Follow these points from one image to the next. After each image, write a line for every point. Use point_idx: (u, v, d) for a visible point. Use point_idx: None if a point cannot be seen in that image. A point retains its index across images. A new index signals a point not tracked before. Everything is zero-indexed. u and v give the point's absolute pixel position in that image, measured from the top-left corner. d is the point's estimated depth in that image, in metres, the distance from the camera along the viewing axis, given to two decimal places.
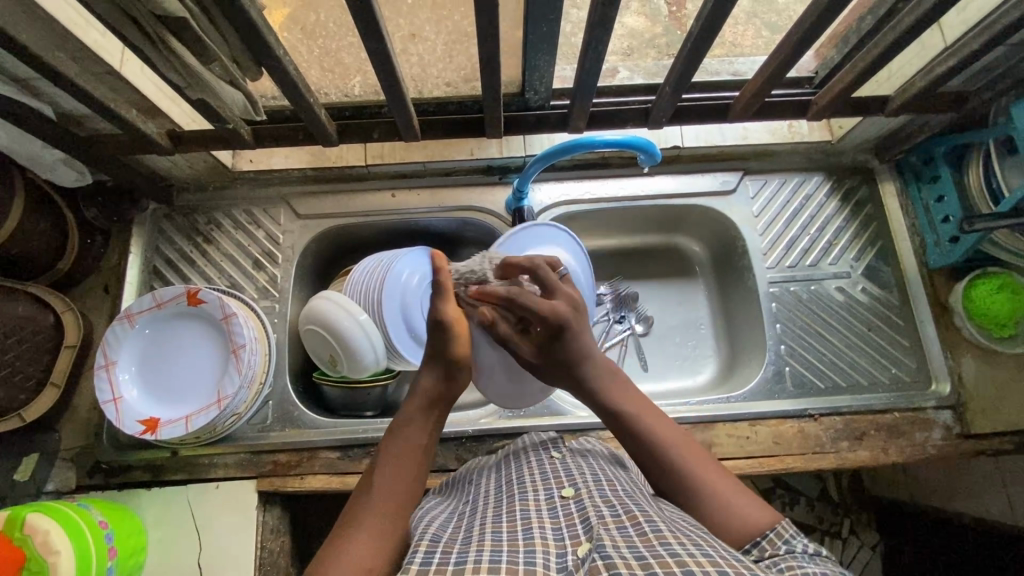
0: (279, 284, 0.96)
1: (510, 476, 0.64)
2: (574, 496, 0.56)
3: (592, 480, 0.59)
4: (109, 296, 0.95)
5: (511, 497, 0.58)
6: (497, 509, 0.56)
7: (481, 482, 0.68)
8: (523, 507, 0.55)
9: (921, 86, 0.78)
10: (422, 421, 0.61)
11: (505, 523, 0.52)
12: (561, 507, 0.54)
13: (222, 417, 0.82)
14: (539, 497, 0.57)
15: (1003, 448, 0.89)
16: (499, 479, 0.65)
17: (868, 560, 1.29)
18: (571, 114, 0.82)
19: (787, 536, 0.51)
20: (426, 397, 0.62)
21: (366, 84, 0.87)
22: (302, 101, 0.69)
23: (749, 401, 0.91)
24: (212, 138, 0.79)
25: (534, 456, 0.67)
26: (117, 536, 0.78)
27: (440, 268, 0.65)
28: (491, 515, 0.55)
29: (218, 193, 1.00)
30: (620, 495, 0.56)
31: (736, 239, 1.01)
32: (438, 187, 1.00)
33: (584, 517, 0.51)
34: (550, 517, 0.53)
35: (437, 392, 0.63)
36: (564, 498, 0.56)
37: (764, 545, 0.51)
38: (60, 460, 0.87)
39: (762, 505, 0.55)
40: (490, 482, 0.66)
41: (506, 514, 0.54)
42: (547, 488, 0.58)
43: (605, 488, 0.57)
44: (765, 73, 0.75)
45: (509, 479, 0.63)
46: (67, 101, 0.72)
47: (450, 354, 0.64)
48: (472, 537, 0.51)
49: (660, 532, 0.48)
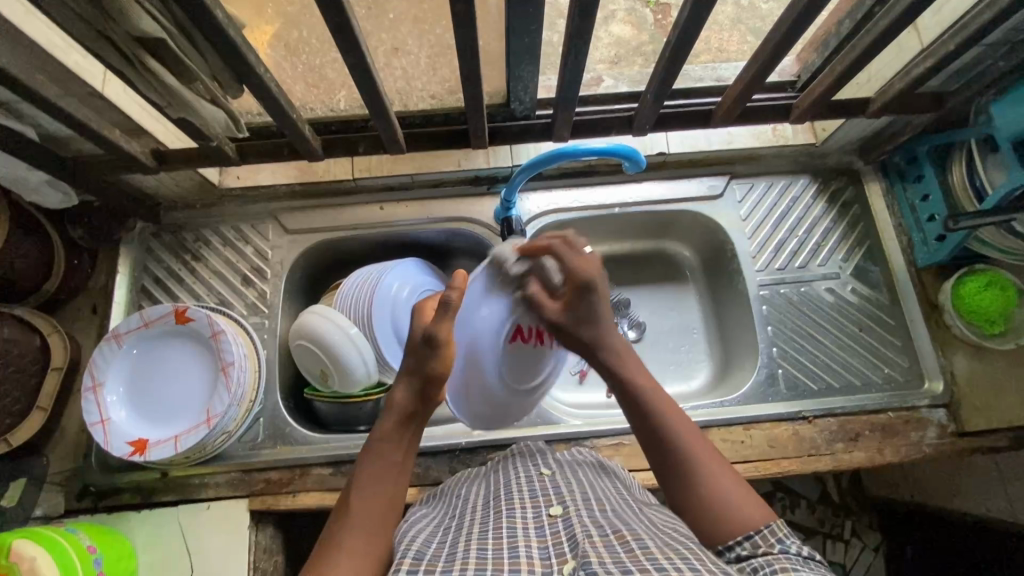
0: (268, 300, 0.96)
1: (497, 491, 0.64)
2: (561, 514, 0.55)
3: (581, 499, 0.58)
4: (97, 316, 0.94)
5: (499, 515, 0.57)
6: (483, 525, 0.56)
7: (470, 495, 0.67)
8: (510, 525, 0.54)
9: (900, 87, 0.78)
10: (396, 437, 0.62)
11: (489, 540, 0.52)
12: (549, 526, 0.54)
13: (212, 435, 0.81)
14: (526, 515, 0.57)
15: (998, 446, 0.88)
16: (486, 494, 0.65)
17: (871, 562, 1.32)
18: (555, 123, 0.82)
19: (780, 535, 0.53)
20: (401, 412, 0.63)
21: (351, 98, 0.87)
22: (285, 117, 0.69)
23: (742, 405, 0.90)
24: (196, 156, 0.79)
25: (522, 471, 0.67)
26: (106, 560, 0.76)
27: (458, 288, 0.64)
28: (477, 532, 0.54)
29: (205, 211, 1.00)
30: (609, 516, 0.55)
31: (725, 244, 1.02)
32: (426, 199, 1.00)
33: (570, 536, 0.51)
34: (536, 537, 0.52)
35: (412, 409, 0.63)
36: (551, 517, 0.55)
37: (757, 542, 0.53)
38: (48, 484, 0.86)
39: (762, 508, 0.57)
40: (478, 495, 0.66)
41: (492, 531, 0.54)
42: (534, 506, 0.58)
43: (594, 508, 0.56)
44: (745, 78, 0.75)
45: (498, 495, 0.63)
46: (50, 122, 0.71)
47: (431, 372, 0.63)
48: (456, 554, 0.50)
49: (647, 550, 0.47)
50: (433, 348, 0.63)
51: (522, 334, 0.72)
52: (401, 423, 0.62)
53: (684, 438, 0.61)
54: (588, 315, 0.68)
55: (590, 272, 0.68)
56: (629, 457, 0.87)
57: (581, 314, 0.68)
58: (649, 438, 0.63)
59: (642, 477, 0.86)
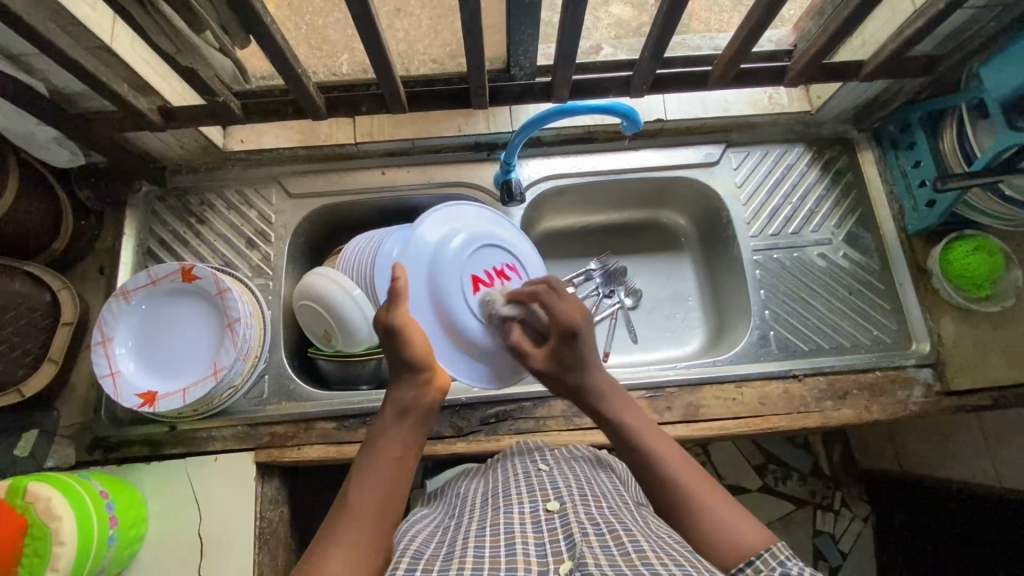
0: (272, 262, 0.98)
1: (495, 489, 0.67)
2: (558, 510, 0.58)
3: (577, 494, 0.61)
4: (105, 276, 0.96)
5: (497, 511, 0.60)
6: (480, 522, 0.59)
7: (468, 494, 0.70)
8: (508, 521, 0.57)
9: (893, 49, 0.80)
10: (396, 430, 0.66)
11: (487, 538, 0.54)
12: (546, 521, 0.56)
13: (219, 388, 0.84)
14: (523, 510, 0.60)
15: (983, 404, 0.91)
16: (485, 492, 0.68)
17: (859, 532, 1.36)
18: (554, 83, 0.84)
19: (782, 558, 0.51)
20: (399, 407, 0.68)
21: (354, 61, 0.90)
22: (291, 71, 0.71)
23: (734, 364, 0.93)
24: (202, 114, 0.80)
25: (520, 468, 0.70)
26: (118, 506, 0.79)
27: (402, 278, 0.73)
28: (474, 529, 0.57)
29: (210, 174, 1.01)
30: (606, 513, 0.58)
31: (720, 210, 1.04)
32: (428, 164, 1.02)
33: (568, 534, 0.53)
34: (533, 531, 0.54)
35: (412, 401, 0.68)
36: (548, 512, 0.58)
37: (759, 566, 0.51)
38: (59, 437, 0.88)
39: (757, 527, 0.57)
40: (475, 493, 0.69)
41: (490, 528, 0.56)
42: (532, 501, 0.61)
43: (591, 504, 0.60)
44: (740, 37, 0.77)
45: (495, 492, 0.66)
46: (60, 76, 0.73)
47: (409, 359, 0.70)
48: (455, 552, 0.53)
49: (642, 553, 0.49)
50: (397, 340, 0.70)
51: (482, 280, 0.88)
52: (401, 417, 0.67)
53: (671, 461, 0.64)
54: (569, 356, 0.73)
55: (574, 318, 0.73)
56: None
57: (569, 361, 0.73)
58: (638, 473, 0.65)
59: None
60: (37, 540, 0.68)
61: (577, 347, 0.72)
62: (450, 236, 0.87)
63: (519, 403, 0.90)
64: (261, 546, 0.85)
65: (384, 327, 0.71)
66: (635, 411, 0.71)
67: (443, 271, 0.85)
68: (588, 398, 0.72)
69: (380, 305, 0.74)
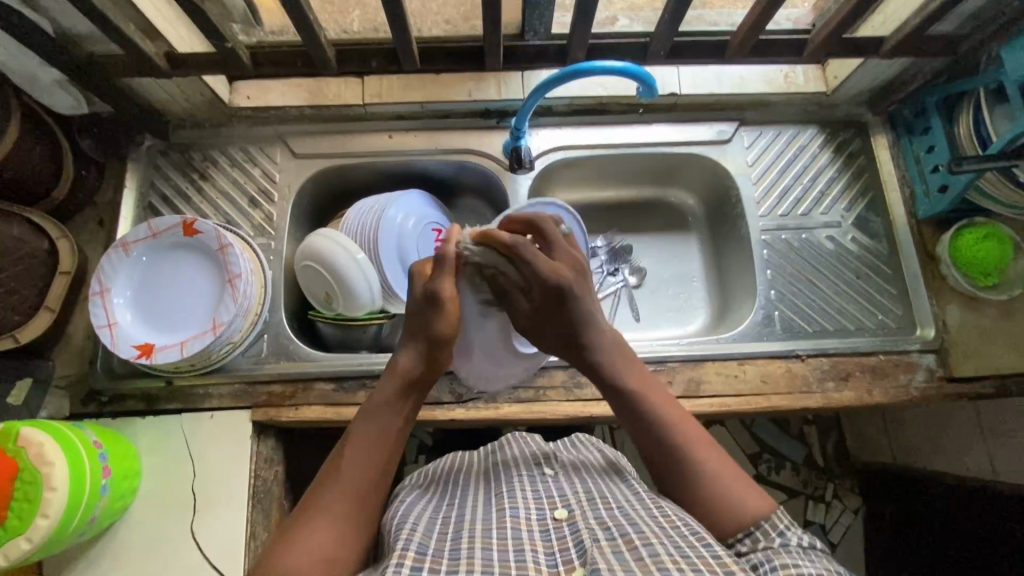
0: (275, 222, 0.96)
1: (500, 489, 0.66)
2: (566, 519, 0.57)
3: (586, 501, 0.61)
4: (104, 229, 0.95)
5: (501, 512, 0.59)
6: (485, 522, 0.57)
7: (469, 488, 0.69)
8: (514, 526, 0.56)
9: (915, 25, 0.79)
10: (398, 403, 0.63)
11: (494, 541, 0.54)
12: (554, 530, 0.56)
13: (217, 343, 0.83)
14: (530, 516, 0.59)
15: (985, 391, 0.90)
16: (488, 490, 0.67)
17: (851, 524, 1.37)
18: (570, 45, 0.82)
19: (780, 528, 0.55)
20: (405, 377, 0.64)
21: (365, 19, 0.88)
22: (302, 17, 0.69)
23: (736, 342, 0.92)
24: (210, 63, 0.79)
25: (525, 472, 0.69)
26: (111, 457, 0.78)
27: (453, 241, 0.71)
28: (479, 529, 0.56)
29: (214, 131, 0.99)
30: (616, 514, 0.57)
31: (730, 189, 1.03)
32: (436, 129, 1.00)
33: (578, 541, 0.53)
34: (542, 542, 0.54)
35: (421, 377, 0.65)
36: (556, 520, 0.58)
37: (756, 537, 0.55)
38: (54, 388, 0.87)
39: (761, 494, 0.58)
40: (478, 489, 0.68)
41: (496, 532, 0.55)
42: (539, 508, 0.60)
43: (600, 508, 0.59)
44: (762, 4, 0.75)
45: (499, 491, 0.65)
46: (64, 14, 0.71)
47: (435, 332, 0.66)
48: (460, 552, 0.52)
49: (658, 558, 0.49)
50: (436, 306, 0.67)
51: None
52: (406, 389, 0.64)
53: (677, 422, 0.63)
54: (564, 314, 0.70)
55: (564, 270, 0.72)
56: None
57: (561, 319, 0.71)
58: (639, 431, 0.64)
59: None
60: (27, 485, 0.67)
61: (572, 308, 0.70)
62: None
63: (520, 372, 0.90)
64: (254, 504, 0.84)
65: (424, 290, 0.68)
66: (638, 367, 0.69)
67: (489, 270, 0.75)
68: (585, 353, 0.70)
69: (425, 266, 0.72)
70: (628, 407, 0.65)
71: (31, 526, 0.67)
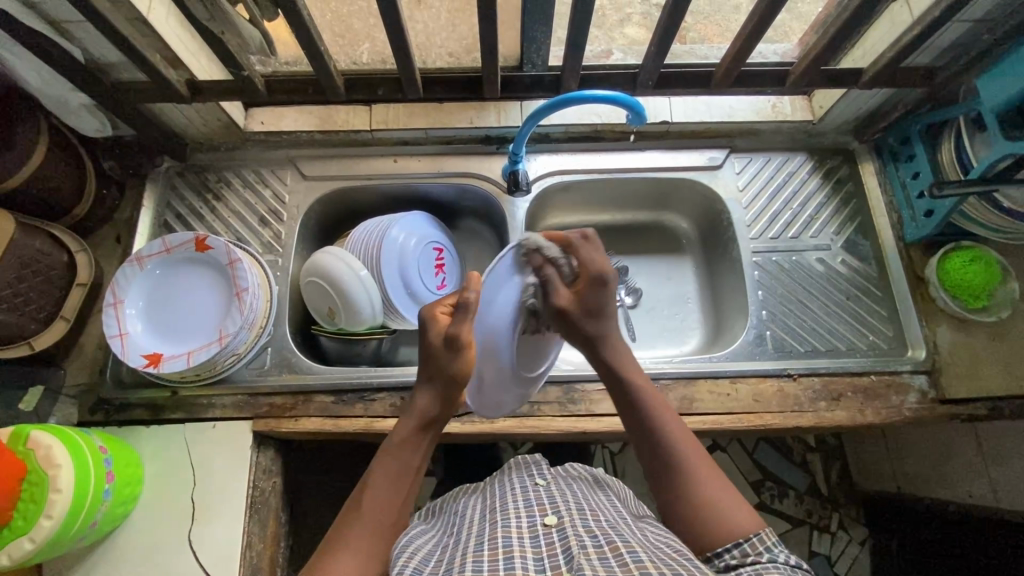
0: (283, 240, 1.01)
1: (493, 503, 0.69)
2: (555, 524, 0.59)
3: (574, 509, 0.62)
4: (121, 245, 0.99)
5: (493, 525, 0.61)
6: (478, 538, 0.59)
7: (465, 509, 0.72)
8: (504, 534, 0.58)
9: (890, 57, 0.83)
10: (416, 441, 0.67)
11: (486, 551, 0.55)
12: (544, 535, 0.58)
13: (222, 354, 0.86)
14: (520, 524, 0.60)
15: (977, 413, 0.91)
16: (483, 505, 0.69)
17: (856, 555, 1.35)
18: (564, 75, 0.87)
19: (768, 544, 0.56)
20: (423, 417, 0.68)
21: (374, 51, 0.94)
22: (313, 48, 0.74)
23: (729, 361, 0.94)
24: (227, 90, 0.84)
25: (516, 481, 0.72)
26: (114, 463, 0.80)
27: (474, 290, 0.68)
28: (473, 544, 0.59)
29: (229, 154, 1.05)
30: (602, 526, 0.59)
31: (721, 213, 1.06)
32: (439, 154, 1.05)
33: (567, 549, 0.54)
34: (531, 547, 0.56)
35: (435, 418, 0.68)
36: (546, 525, 0.59)
37: (747, 549, 0.56)
38: (64, 396, 0.90)
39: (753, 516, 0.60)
40: (472, 508, 0.71)
41: (488, 543, 0.57)
42: (529, 515, 0.62)
43: (587, 517, 0.61)
44: (741, 39, 0.80)
45: (494, 507, 0.67)
46: (96, 45, 0.77)
47: (455, 373, 0.68)
48: (455, 565, 0.54)
49: (641, 563, 0.50)
50: (455, 351, 0.68)
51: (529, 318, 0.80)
52: (423, 430, 0.68)
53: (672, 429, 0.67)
54: (593, 307, 0.74)
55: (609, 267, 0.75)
56: None
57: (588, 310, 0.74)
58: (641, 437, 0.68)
59: None
60: (34, 486, 0.70)
61: (602, 298, 0.74)
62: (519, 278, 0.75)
63: None
64: (251, 515, 0.86)
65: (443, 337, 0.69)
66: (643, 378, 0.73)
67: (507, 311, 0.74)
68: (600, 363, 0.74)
69: (437, 312, 0.73)
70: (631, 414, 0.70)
71: (35, 526, 0.68)
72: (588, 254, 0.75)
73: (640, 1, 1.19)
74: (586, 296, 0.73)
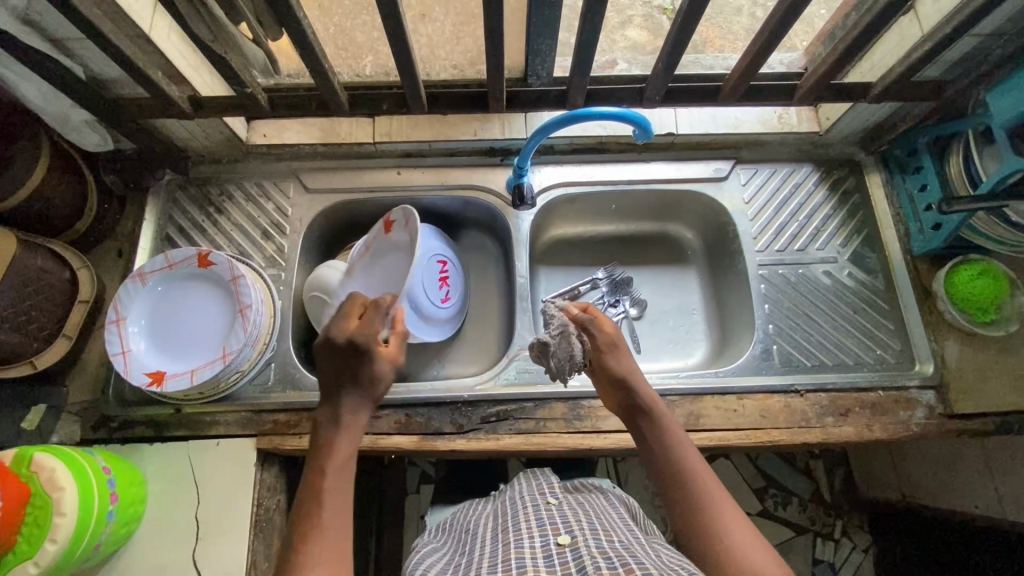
0: (286, 253, 1.00)
1: (506, 524, 0.69)
2: (569, 544, 0.59)
3: (587, 529, 0.62)
4: (122, 259, 0.98)
5: (507, 546, 0.61)
6: (492, 559, 0.60)
7: (478, 530, 0.72)
8: (519, 555, 0.58)
9: (899, 71, 0.82)
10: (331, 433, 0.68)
11: (500, 571, 0.55)
12: (558, 555, 0.58)
13: (226, 372, 0.85)
14: (534, 544, 0.61)
15: (985, 428, 0.90)
16: (497, 527, 0.69)
17: (860, 563, 1.34)
18: (569, 91, 0.87)
19: None
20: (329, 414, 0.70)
21: (377, 64, 0.93)
22: (317, 65, 0.73)
23: (736, 376, 0.93)
24: (229, 105, 0.83)
25: (530, 503, 0.73)
26: (118, 483, 0.80)
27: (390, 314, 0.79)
28: (486, 566, 0.59)
29: (231, 166, 1.04)
30: (616, 547, 0.58)
31: (727, 225, 1.05)
32: (442, 166, 1.04)
33: (581, 567, 0.54)
34: (545, 565, 0.56)
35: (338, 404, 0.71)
36: (560, 545, 0.59)
37: None
38: (66, 413, 0.90)
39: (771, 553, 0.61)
40: (486, 528, 0.71)
41: (502, 564, 0.57)
42: (543, 536, 0.62)
43: (601, 538, 0.60)
44: (750, 55, 0.79)
45: (506, 527, 0.68)
46: (97, 61, 0.76)
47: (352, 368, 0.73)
48: None
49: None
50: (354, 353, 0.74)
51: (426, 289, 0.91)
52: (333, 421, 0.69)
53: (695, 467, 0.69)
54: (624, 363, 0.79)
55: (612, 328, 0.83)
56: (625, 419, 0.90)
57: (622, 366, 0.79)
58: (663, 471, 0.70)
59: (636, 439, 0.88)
60: (39, 510, 0.69)
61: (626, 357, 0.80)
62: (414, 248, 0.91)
63: (521, 403, 0.91)
64: (256, 533, 0.85)
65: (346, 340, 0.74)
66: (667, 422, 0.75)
67: None
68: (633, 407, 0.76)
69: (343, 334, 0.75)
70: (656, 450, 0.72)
71: (39, 551, 0.68)
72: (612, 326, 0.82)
73: (642, 3, 1.18)
74: (621, 353, 0.80)
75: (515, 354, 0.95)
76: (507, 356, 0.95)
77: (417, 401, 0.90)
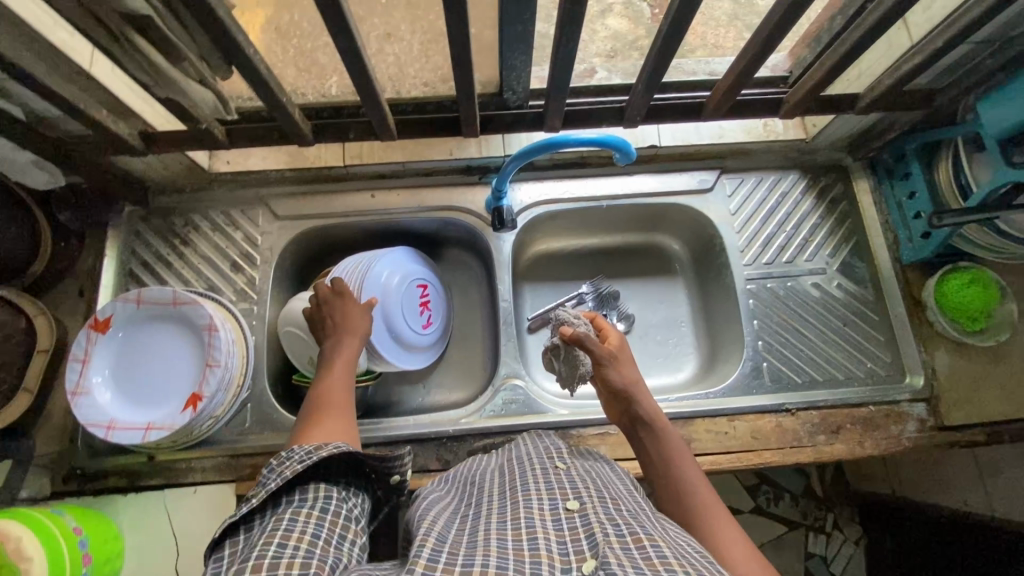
0: (257, 286, 0.95)
1: (511, 483, 0.61)
2: (578, 510, 0.53)
3: (596, 495, 0.56)
4: (85, 299, 0.93)
5: (514, 504, 0.55)
6: (500, 515, 0.54)
7: (487, 485, 0.63)
8: (527, 514, 0.53)
9: (889, 83, 0.79)
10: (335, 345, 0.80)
11: (508, 531, 0.51)
12: (566, 520, 0.52)
13: (199, 420, 0.81)
14: (542, 506, 0.55)
15: (977, 439, 0.90)
16: (502, 483, 0.62)
17: (851, 555, 1.35)
18: (547, 112, 0.83)
19: None
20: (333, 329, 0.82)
21: (343, 83, 0.87)
22: (275, 99, 0.69)
23: (727, 397, 0.92)
24: (184, 139, 0.78)
25: (536, 464, 0.64)
26: (92, 542, 0.76)
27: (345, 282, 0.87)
28: (494, 521, 0.53)
29: (195, 196, 0.99)
30: (625, 514, 0.53)
31: (713, 237, 1.03)
32: (417, 186, 1.00)
33: (590, 534, 0.49)
34: (555, 529, 0.51)
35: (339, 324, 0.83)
36: (568, 510, 0.54)
37: None
38: (35, 466, 0.86)
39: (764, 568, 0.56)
40: (492, 484, 0.63)
41: (509, 522, 0.52)
42: (551, 498, 0.56)
43: (610, 504, 0.55)
44: (737, 70, 0.75)
45: (512, 485, 0.60)
46: (37, 102, 0.71)
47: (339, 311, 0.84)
48: (477, 541, 0.49)
49: (666, 560, 0.45)
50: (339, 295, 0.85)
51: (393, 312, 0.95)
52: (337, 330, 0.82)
53: (693, 480, 0.67)
54: (632, 373, 0.77)
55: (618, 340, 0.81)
56: (614, 446, 0.88)
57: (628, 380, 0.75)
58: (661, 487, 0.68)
59: (627, 467, 0.86)
60: None
61: (634, 369, 0.77)
62: (384, 276, 0.94)
63: (508, 435, 0.89)
64: None
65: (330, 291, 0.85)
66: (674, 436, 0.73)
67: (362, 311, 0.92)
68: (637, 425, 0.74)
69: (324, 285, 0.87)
70: (656, 464, 0.70)
71: None
72: (617, 337, 0.81)
73: None
74: (627, 363, 0.77)
75: (501, 383, 0.93)
76: (492, 386, 0.92)
77: (402, 438, 0.88)
